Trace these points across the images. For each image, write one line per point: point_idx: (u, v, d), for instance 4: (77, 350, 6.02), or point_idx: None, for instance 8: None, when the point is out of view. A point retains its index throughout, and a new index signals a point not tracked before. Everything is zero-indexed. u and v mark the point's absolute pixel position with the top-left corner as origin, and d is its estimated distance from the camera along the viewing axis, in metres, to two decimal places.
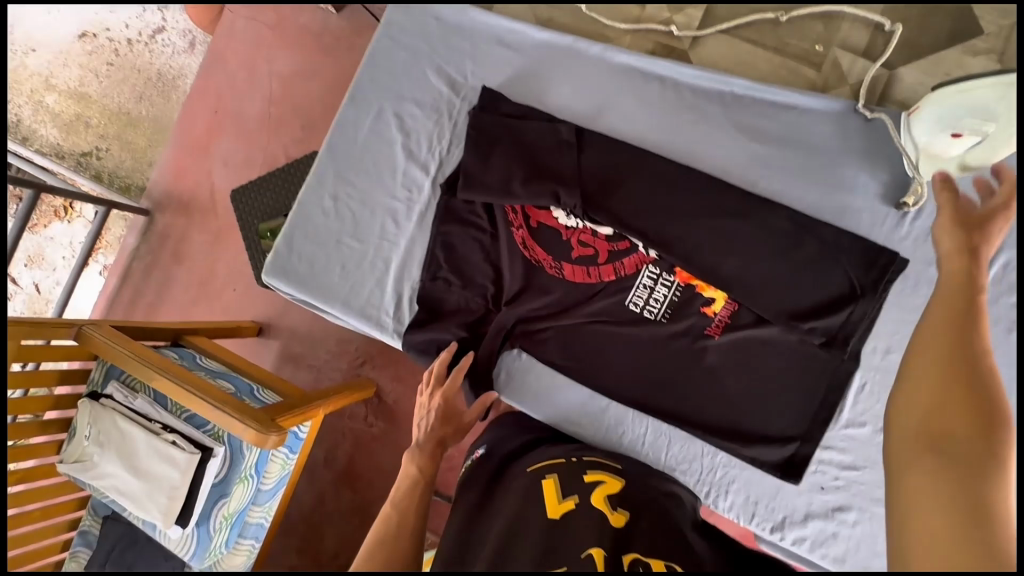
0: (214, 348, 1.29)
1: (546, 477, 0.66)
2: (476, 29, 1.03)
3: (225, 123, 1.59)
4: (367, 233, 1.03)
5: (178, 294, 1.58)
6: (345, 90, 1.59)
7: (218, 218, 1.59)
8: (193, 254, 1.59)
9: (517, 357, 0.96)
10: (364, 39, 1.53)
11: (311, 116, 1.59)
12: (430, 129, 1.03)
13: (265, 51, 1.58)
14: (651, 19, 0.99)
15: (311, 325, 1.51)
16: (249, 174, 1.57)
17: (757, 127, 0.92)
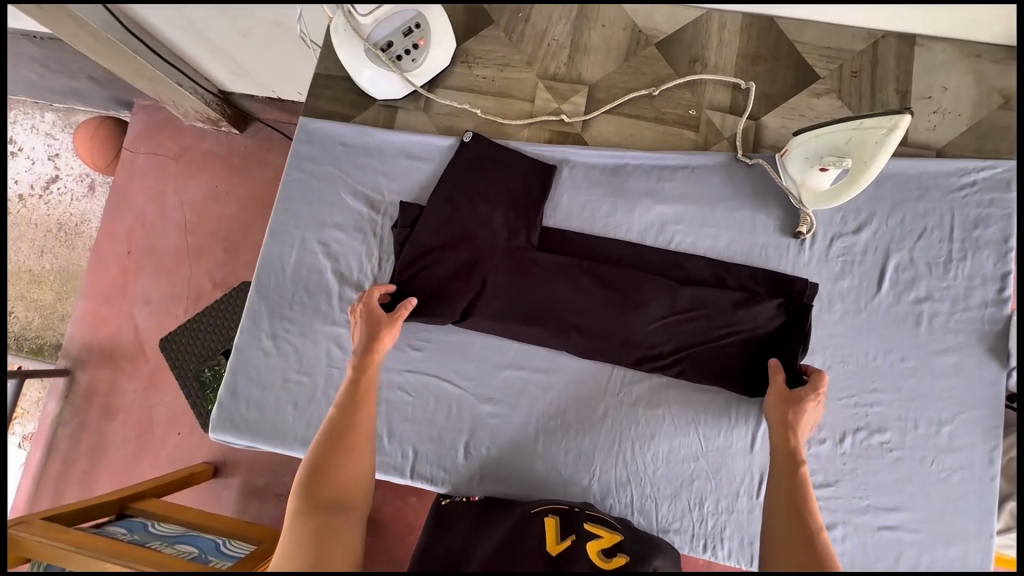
0: (165, 507, 1.18)
1: (547, 517, 0.81)
2: (383, 146, 1.07)
3: (142, 262, 1.57)
4: (313, 364, 1.01)
5: (113, 453, 1.45)
6: (263, 207, 1.60)
7: (148, 364, 1.50)
8: (125, 406, 1.48)
9: (489, 455, 0.95)
10: (274, 155, 1.60)
11: (233, 239, 1.58)
12: (358, 249, 1.04)
13: (171, 183, 1.61)
14: (542, 111, 1.06)
15: (268, 455, 1.43)
16: (175, 311, 1.53)
17: (657, 189, 1.00)
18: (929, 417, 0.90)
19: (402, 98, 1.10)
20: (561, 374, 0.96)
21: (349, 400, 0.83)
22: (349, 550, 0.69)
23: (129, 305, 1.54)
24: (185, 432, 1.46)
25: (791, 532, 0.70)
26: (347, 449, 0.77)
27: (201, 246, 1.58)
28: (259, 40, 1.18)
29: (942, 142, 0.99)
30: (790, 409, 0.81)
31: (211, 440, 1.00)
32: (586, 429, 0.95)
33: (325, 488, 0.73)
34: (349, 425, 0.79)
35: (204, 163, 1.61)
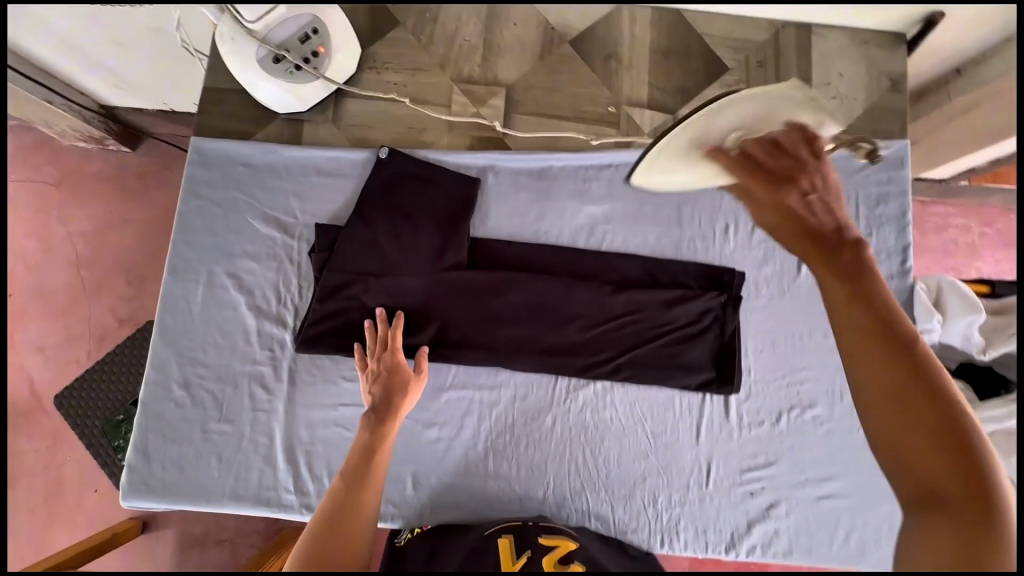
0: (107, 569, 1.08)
1: (501, 538, 0.79)
2: (291, 164, 0.98)
3: (26, 306, 1.39)
4: (235, 411, 0.92)
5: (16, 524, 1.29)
6: (164, 229, 1.45)
7: (51, 417, 1.34)
8: (26, 471, 1.32)
9: (440, 482, 0.91)
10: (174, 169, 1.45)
11: (139, 268, 1.43)
12: (273, 279, 0.95)
13: (55, 211, 1.43)
14: (461, 117, 1.02)
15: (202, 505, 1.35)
16: (76, 354, 1.37)
17: (584, 190, 0.99)
18: None
19: (307, 110, 1.01)
20: (506, 388, 0.93)
21: (357, 477, 0.75)
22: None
23: (19, 356, 1.36)
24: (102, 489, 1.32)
25: (931, 449, 0.46)
26: (342, 538, 0.69)
27: (101, 280, 1.41)
28: (150, 53, 1.06)
29: (843, 125, 1.04)
30: (845, 235, 0.53)
31: (124, 508, 0.89)
32: (536, 441, 0.93)
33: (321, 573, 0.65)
34: (354, 508, 0.72)
35: (94, 188, 1.44)
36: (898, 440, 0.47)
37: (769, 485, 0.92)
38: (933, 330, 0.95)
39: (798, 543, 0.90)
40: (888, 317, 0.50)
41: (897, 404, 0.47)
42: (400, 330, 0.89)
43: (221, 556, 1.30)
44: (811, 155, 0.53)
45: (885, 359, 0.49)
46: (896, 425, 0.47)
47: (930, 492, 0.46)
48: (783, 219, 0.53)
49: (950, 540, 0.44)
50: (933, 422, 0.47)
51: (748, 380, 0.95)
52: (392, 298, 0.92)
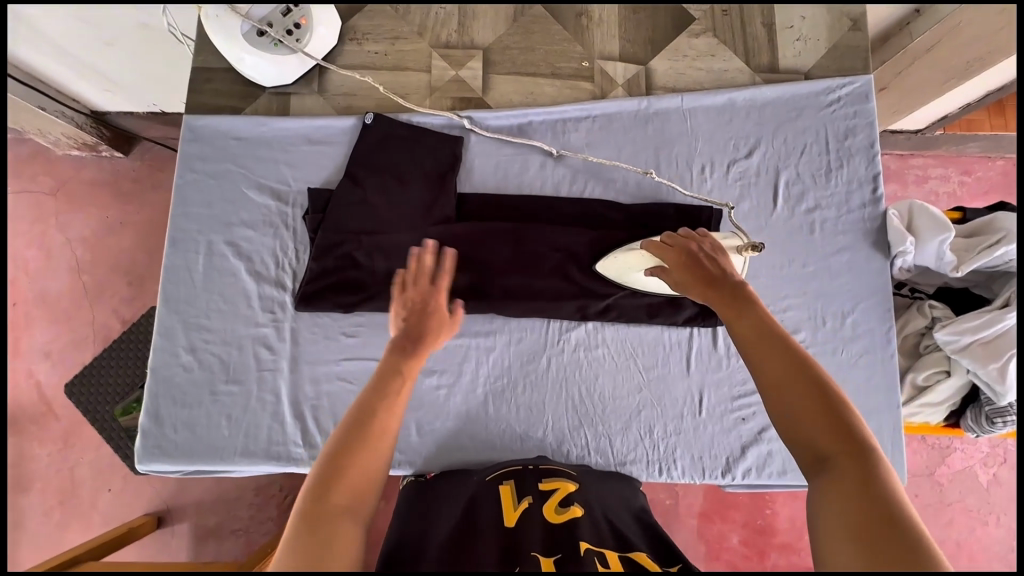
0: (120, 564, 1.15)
1: (502, 483, 0.79)
2: (280, 136, 1.02)
3: (32, 311, 1.50)
4: (242, 372, 0.95)
5: (37, 523, 1.39)
6: (158, 231, 1.57)
7: (60, 421, 1.44)
8: (38, 472, 1.42)
9: (444, 427, 0.94)
10: (166, 173, 1.58)
11: (135, 268, 1.54)
12: (271, 245, 0.99)
13: (54, 220, 1.55)
14: (441, 80, 1.06)
15: (216, 491, 1.43)
16: (82, 355, 1.48)
17: (564, 141, 1.03)
18: (834, 311, 0.99)
19: (294, 82, 1.05)
20: (501, 334, 0.97)
21: (384, 382, 0.67)
22: (354, 546, 0.55)
23: (26, 359, 1.46)
24: (114, 488, 1.42)
25: (812, 431, 0.55)
26: (367, 446, 0.60)
27: (102, 285, 1.53)
28: (138, 60, 1.09)
29: (808, 65, 1.08)
30: (730, 280, 0.71)
31: (140, 473, 0.92)
32: (534, 382, 0.96)
33: (338, 486, 0.57)
34: (380, 413, 0.63)
35: (88, 194, 1.56)
36: (799, 418, 0.56)
37: (760, 410, 0.95)
38: (907, 253, 0.98)
39: (791, 463, 0.94)
40: (767, 328, 0.63)
41: (780, 391, 0.58)
42: (448, 270, 0.79)
43: (236, 546, 1.38)
44: (709, 249, 0.78)
45: (774, 360, 0.60)
46: (795, 415, 0.57)
47: (821, 464, 0.54)
48: (687, 273, 0.76)
49: (842, 500, 0.51)
50: (819, 406, 0.56)
51: None
52: (386, 254, 0.96)
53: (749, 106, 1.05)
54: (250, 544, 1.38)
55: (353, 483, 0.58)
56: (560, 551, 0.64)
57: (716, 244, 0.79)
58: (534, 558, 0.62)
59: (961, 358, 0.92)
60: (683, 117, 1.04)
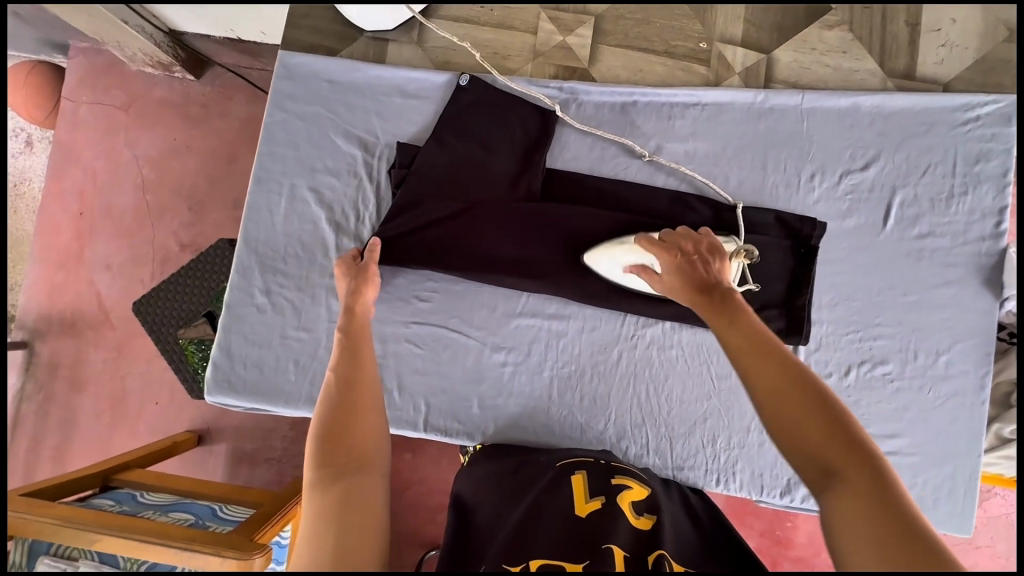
0: (153, 478, 1.32)
1: (575, 473, 0.76)
2: (374, 84, 0.99)
3: (99, 223, 1.56)
4: (313, 319, 0.95)
5: (93, 423, 1.49)
6: (223, 160, 1.57)
7: (116, 331, 1.52)
8: (97, 376, 1.50)
9: (505, 405, 0.93)
10: (237, 102, 1.57)
11: (198, 193, 1.56)
12: (352, 196, 0.97)
13: (126, 136, 1.57)
14: (545, 45, 0.99)
15: (256, 420, 1.49)
16: (143, 273, 1.53)
17: (667, 127, 0.97)
18: (928, 347, 0.93)
19: (394, 29, 1.00)
20: (575, 320, 0.94)
21: (350, 359, 0.73)
22: (373, 502, 0.59)
23: (89, 270, 1.53)
24: (161, 403, 1.49)
25: (814, 439, 0.49)
26: (353, 409, 0.66)
27: (165, 206, 1.56)
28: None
29: (949, 76, 0.98)
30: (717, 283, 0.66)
31: (207, 403, 0.95)
32: (601, 374, 0.94)
33: (341, 445, 0.62)
34: (356, 378, 0.70)
35: (159, 113, 1.57)
36: (793, 426, 0.51)
37: None
38: (1021, 297, 0.91)
39: None
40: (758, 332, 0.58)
41: (773, 399, 0.52)
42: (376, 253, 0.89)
43: (268, 474, 1.45)
44: (706, 251, 0.72)
45: (762, 366, 0.55)
46: (790, 425, 0.51)
47: (828, 478, 0.48)
48: (671, 275, 0.71)
49: (858, 517, 0.45)
50: (819, 414, 0.51)
51: (819, 331, 0.94)
52: (469, 223, 0.94)
53: (874, 114, 0.96)
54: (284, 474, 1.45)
55: (353, 444, 0.63)
56: (634, 554, 0.62)
57: (712, 241, 0.74)
58: (609, 552, 0.61)
59: None
60: (801, 117, 0.97)
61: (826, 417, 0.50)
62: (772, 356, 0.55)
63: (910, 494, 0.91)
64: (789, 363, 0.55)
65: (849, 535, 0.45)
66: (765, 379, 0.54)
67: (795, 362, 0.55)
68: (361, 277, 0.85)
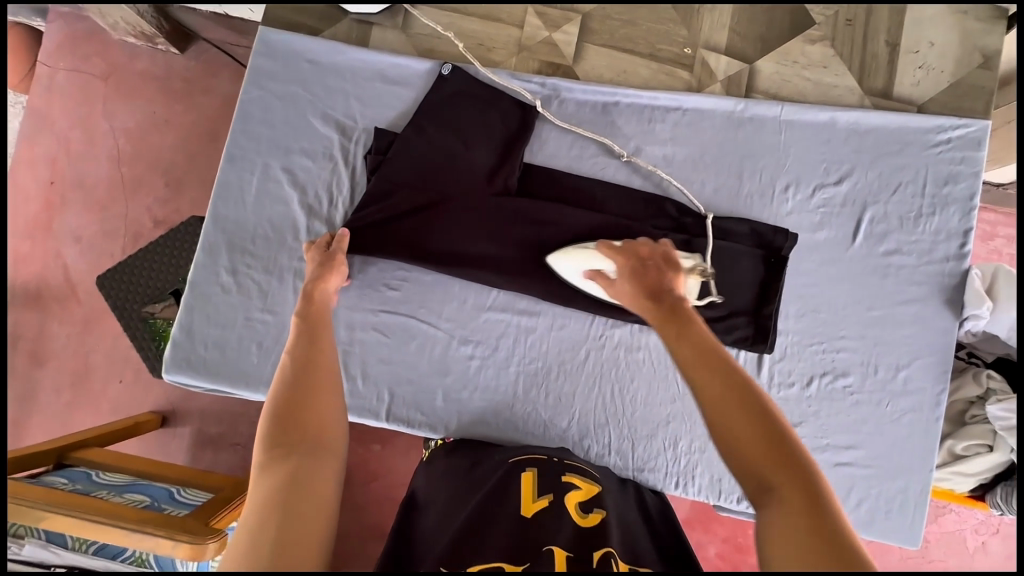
0: (109, 457, 1.29)
1: (524, 472, 0.77)
2: (355, 67, 0.97)
3: (67, 194, 1.51)
4: (280, 303, 0.94)
5: (50, 398, 1.45)
6: (201, 137, 1.53)
7: (82, 306, 1.48)
8: (57, 350, 1.47)
9: (470, 399, 0.93)
10: (219, 79, 1.54)
11: (173, 169, 1.52)
12: (326, 179, 0.96)
13: (101, 106, 1.53)
14: (531, 40, 0.99)
15: (220, 403, 1.46)
16: (110, 248, 1.49)
17: (647, 130, 0.97)
18: (889, 363, 0.95)
19: (378, 13, 0.98)
20: (545, 317, 0.94)
21: (313, 347, 0.73)
22: (323, 486, 0.58)
23: (56, 241, 1.49)
24: (123, 381, 1.45)
25: (753, 446, 0.50)
26: (313, 390, 0.67)
27: (137, 180, 1.52)
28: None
29: (924, 98, 1.00)
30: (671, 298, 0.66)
31: (166, 382, 0.92)
32: (568, 372, 0.93)
33: (296, 425, 0.62)
34: (313, 359, 0.71)
35: (137, 84, 1.53)
36: (738, 441, 0.51)
37: None
38: (980, 318, 0.93)
39: None
40: (708, 343, 0.58)
41: (718, 409, 0.53)
42: (342, 240, 0.88)
43: (231, 459, 1.42)
44: (661, 261, 0.73)
45: (710, 376, 0.55)
46: (733, 433, 0.51)
47: (762, 484, 0.49)
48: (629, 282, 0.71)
49: (787, 520, 0.46)
50: (760, 421, 0.51)
51: (785, 341, 0.95)
52: (443, 214, 0.93)
53: (850, 130, 0.98)
54: (246, 460, 1.42)
55: (307, 426, 0.63)
56: (577, 551, 0.62)
57: (673, 251, 0.75)
58: (548, 551, 0.61)
59: (1008, 436, 0.89)
60: (779, 129, 0.98)
61: (772, 433, 0.51)
62: (725, 370, 0.55)
63: (862, 505, 0.92)
64: (737, 375, 0.55)
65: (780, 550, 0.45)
66: (713, 392, 0.54)
67: (744, 376, 0.55)
68: (327, 266, 0.86)
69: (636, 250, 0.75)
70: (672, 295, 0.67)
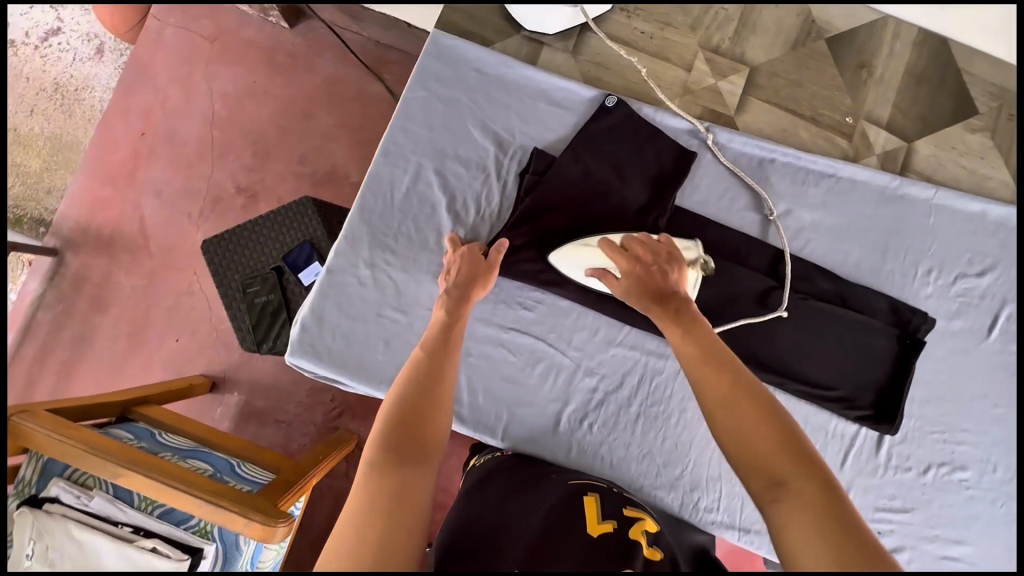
0: (172, 418, 1.24)
1: (586, 494, 0.70)
2: (520, 83, 0.98)
3: (157, 147, 1.52)
4: (412, 304, 0.93)
5: (107, 346, 1.44)
6: (296, 112, 1.54)
7: (152, 259, 1.47)
8: (120, 299, 1.46)
9: (587, 431, 0.92)
10: (325, 58, 1.55)
11: (265, 139, 1.52)
12: (477, 189, 0.96)
13: (205, 67, 1.54)
14: (698, 84, 1.00)
15: (275, 374, 1.44)
16: (190, 207, 1.49)
17: (800, 192, 0.97)
18: (1008, 463, 0.94)
19: (552, 34, 0.99)
20: (673, 361, 0.94)
21: (442, 353, 0.74)
22: (421, 505, 0.56)
23: (137, 192, 1.50)
24: (182, 340, 1.44)
25: (753, 445, 0.53)
26: (431, 401, 0.67)
27: (227, 145, 1.52)
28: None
29: None
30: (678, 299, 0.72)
31: (286, 363, 0.92)
32: (687, 421, 0.93)
33: (408, 430, 0.62)
34: (438, 371, 0.71)
35: (244, 52, 1.55)
36: (738, 438, 0.54)
37: (898, 530, 0.92)
38: None
39: None
40: (710, 344, 0.64)
41: (722, 411, 0.57)
42: (498, 255, 0.86)
43: (275, 437, 1.40)
44: (664, 260, 0.79)
45: (710, 380, 0.60)
46: (734, 427, 0.55)
47: (771, 479, 0.50)
48: (636, 283, 0.77)
49: (794, 502, 0.48)
50: (759, 413, 0.55)
51: (907, 424, 0.94)
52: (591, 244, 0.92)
53: (1000, 224, 0.97)
54: (290, 441, 1.40)
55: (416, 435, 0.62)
56: None
57: (658, 240, 0.82)
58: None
59: None
60: (929, 212, 0.97)
61: (773, 423, 0.54)
62: (722, 371, 0.60)
63: None
64: (734, 375, 0.59)
65: (792, 530, 0.47)
66: (713, 396, 0.58)
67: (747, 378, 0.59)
68: (476, 272, 0.84)
69: (646, 243, 0.81)
70: (679, 297, 0.73)
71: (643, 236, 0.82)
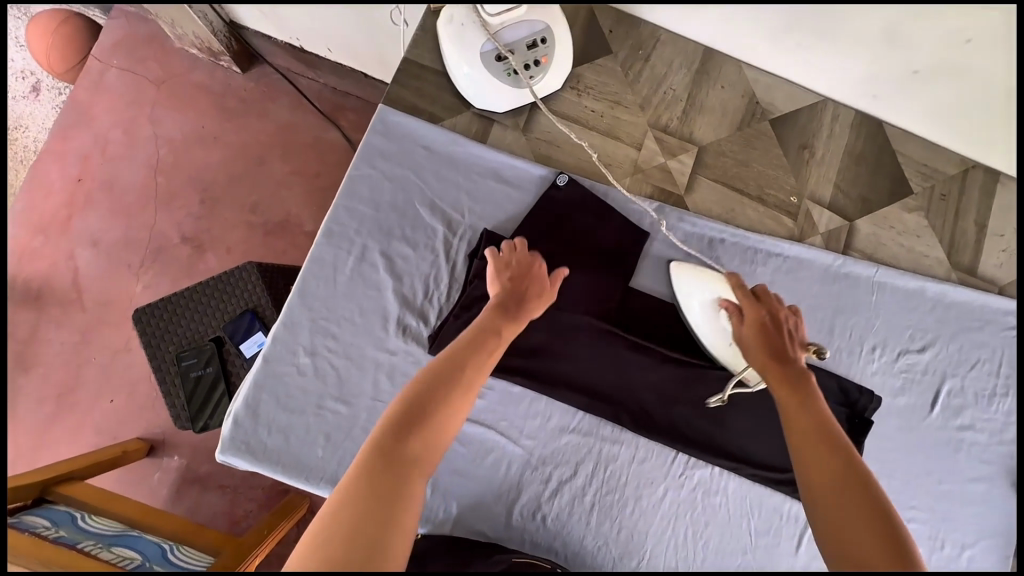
0: (97, 498, 1.08)
1: None
2: (470, 162, 0.96)
3: (95, 193, 1.43)
4: (355, 395, 0.88)
5: (31, 408, 1.32)
6: (247, 160, 1.46)
7: (84, 314, 1.37)
8: (49, 356, 1.35)
9: (541, 522, 0.89)
10: (278, 105, 1.48)
11: (214, 186, 1.45)
12: (425, 271, 0.92)
13: (150, 110, 1.46)
14: (648, 163, 1.00)
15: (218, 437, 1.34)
16: (130, 258, 1.40)
17: (749, 272, 0.98)
18: (954, 540, 0.95)
19: (502, 112, 0.99)
20: (629, 446, 0.91)
21: (457, 368, 0.66)
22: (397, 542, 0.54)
23: (72, 242, 1.40)
24: (117, 400, 1.33)
25: (828, 465, 0.65)
26: (434, 429, 0.61)
27: (174, 192, 1.44)
28: (342, 24, 1.08)
29: (1005, 280, 1.03)
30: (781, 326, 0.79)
31: (216, 462, 0.85)
32: (643, 508, 0.90)
33: (402, 455, 0.58)
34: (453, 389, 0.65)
35: (193, 96, 1.47)
36: (814, 454, 0.66)
37: None
38: None
39: None
40: (789, 360, 0.75)
41: (799, 421, 0.69)
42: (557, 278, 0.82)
43: (219, 504, 1.28)
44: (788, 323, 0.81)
45: (795, 398, 0.71)
46: (806, 445, 0.67)
47: (834, 498, 0.63)
48: (753, 336, 0.79)
49: (846, 516, 0.61)
50: (817, 429, 0.68)
51: None
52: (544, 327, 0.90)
53: (936, 301, 1.01)
54: (234, 509, 1.28)
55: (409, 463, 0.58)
56: None
57: (790, 316, 0.81)
58: None
59: None
60: (871, 289, 1.00)
61: (833, 448, 0.66)
62: (809, 389, 0.72)
63: None
64: (817, 390, 0.71)
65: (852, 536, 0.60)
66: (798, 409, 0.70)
67: (820, 399, 0.71)
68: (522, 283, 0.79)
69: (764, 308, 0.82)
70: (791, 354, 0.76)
71: (772, 300, 0.83)
